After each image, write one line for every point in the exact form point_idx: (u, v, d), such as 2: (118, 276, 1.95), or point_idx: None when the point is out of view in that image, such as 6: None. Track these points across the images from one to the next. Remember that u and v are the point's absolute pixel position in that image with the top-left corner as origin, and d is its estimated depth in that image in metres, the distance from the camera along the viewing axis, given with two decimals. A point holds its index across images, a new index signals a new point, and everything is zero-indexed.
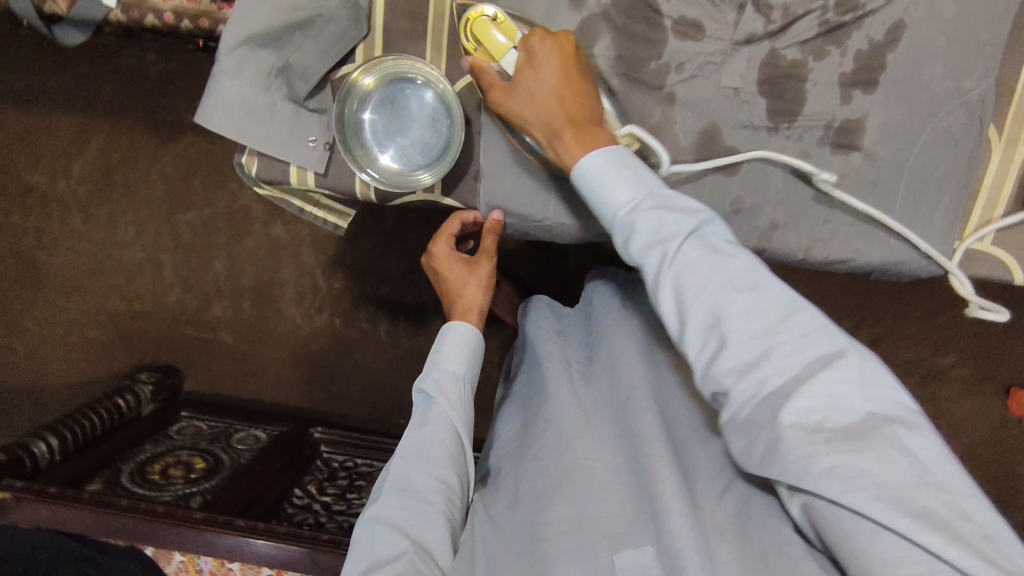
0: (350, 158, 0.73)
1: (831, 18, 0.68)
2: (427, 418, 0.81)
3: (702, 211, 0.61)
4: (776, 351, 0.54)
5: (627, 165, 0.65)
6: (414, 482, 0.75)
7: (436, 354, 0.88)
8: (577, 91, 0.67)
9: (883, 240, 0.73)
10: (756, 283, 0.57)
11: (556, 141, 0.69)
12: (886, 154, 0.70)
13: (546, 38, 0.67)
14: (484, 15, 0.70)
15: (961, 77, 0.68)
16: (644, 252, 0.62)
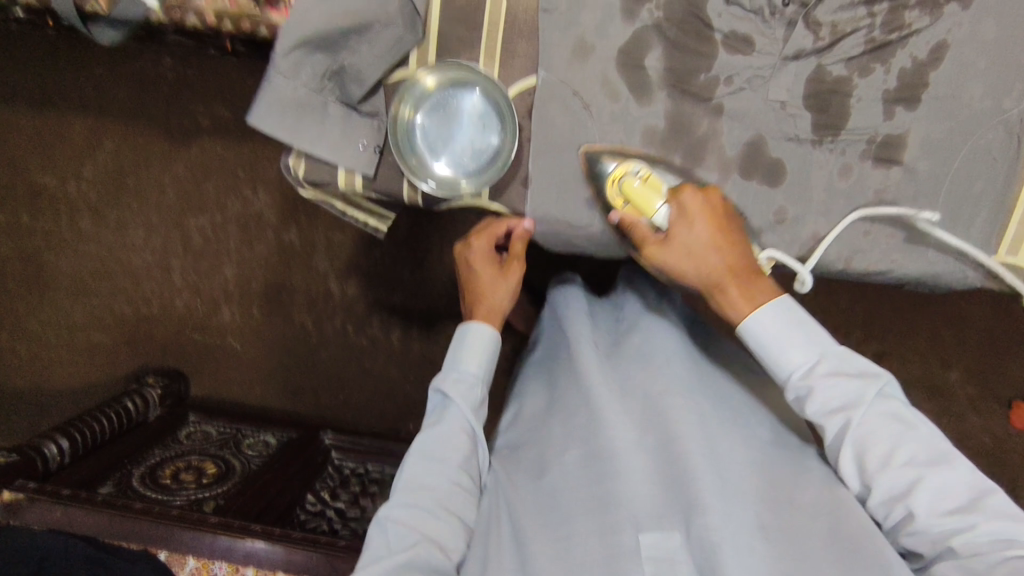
0: (406, 166, 0.75)
1: (877, 36, 0.70)
2: (444, 418, 0.82)
3: (882, 377, 0.67)
4: (970, 523, 0.60)
5: (800, 326, 0.70)
6: (428, 482, 0.77)
7: (454, 355, 0.88)
8: (733, 249, 0.72)
9: (921, 252, 0.75)
10: (937, 456, 0.63)
11: (718, 294, 0.73)
12: (926, 170, 0.73)
13: (696, 195, 0.72)
14: (630, 174, 0.73)
15: (1000, 96, 0.70)
16: (825, 418, 0.68)
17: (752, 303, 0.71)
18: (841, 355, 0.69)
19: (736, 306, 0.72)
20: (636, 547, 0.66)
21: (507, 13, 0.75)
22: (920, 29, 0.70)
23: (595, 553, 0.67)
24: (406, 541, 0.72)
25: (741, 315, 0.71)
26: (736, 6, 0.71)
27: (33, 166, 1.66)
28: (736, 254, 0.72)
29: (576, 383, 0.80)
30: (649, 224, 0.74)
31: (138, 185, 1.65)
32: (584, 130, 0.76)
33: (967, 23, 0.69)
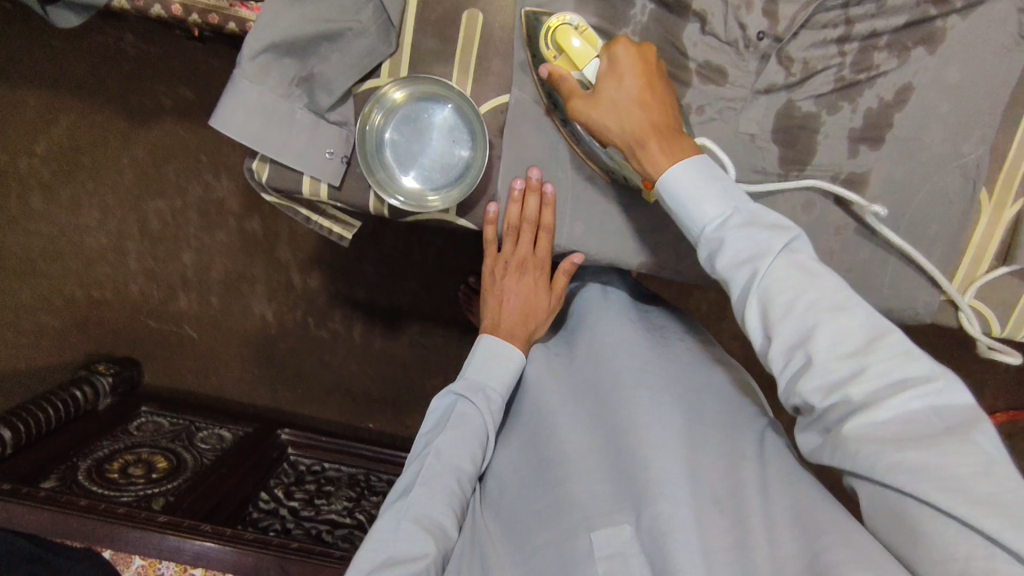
0: (374, 179, 0.73)
1: (847, 75, 0.71)
2: (466, 428, 0.75)
3: (792, 229, 0.61)
4: (867, 368, 0.56)
5: (716, 179, 0.64)
6: (443, 484, 0.72)
7: (478, 362, 0.80)
8: (659, 101, 0.67)
9: (877, 289, 0.76)
10: (841, 304, 0.58)
11: (639, 150, 0.67)
12: (886, 208, 0.74)
13: (629, 49, 0.67)
14: (566, 23, 0.69)
15: (959, 141, 0.72)
16: (732, 270, 0.62)
17: (671, 158, 0.65)
18: (752, 208, 0.63)
19: (654, 160, 0.66)
20: (589, 547, 0.69)
21: (483, 30, 0.74)
22: (887, 71, 0.71)
23: (552, 557, 0.70)
24: (416, 550, 0.67)
25: (661, 170, 0.66)
26: (712, 37, 0.72)
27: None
28: (661, 109, 0.67)
29: (535, 390, 0.84)
30: (578, 78, 0.70)
31: (92, 163, 1.58)
32: (555, 150, 0.75)
33: (932, 67, 0.71)
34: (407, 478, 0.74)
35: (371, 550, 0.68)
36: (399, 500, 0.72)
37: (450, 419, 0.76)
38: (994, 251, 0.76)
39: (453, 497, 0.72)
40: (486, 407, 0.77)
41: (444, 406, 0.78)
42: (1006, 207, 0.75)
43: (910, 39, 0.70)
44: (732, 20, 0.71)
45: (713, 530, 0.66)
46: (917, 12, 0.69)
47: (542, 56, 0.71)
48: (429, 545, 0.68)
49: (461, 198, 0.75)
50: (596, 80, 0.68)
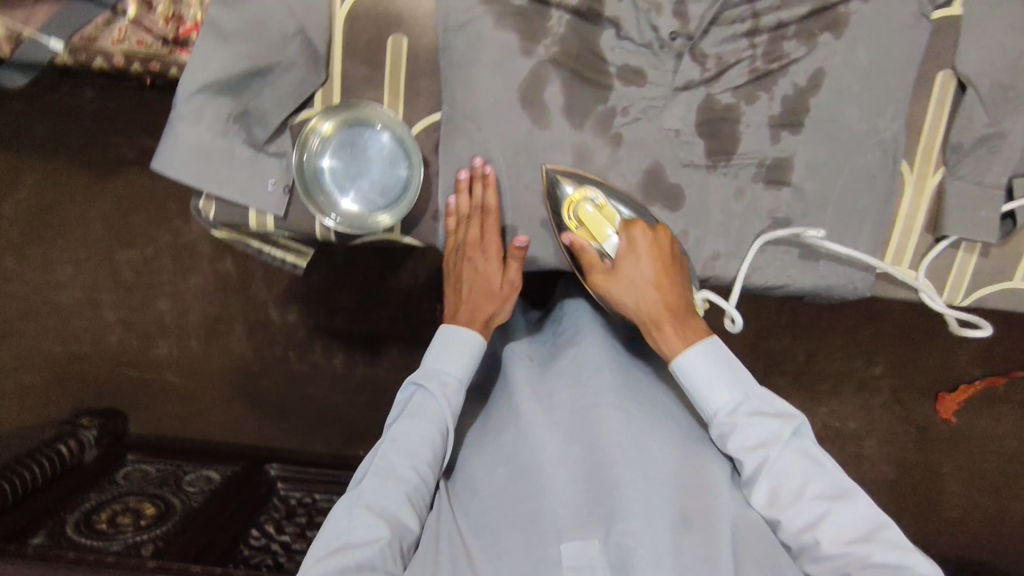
0: (311, 203, 0.76)
1: (760, 66, 0.74)
2: (420, 414, 0.74)
3: (798, 417, 0.70)
4: (868, 556, 0.64)
5: (727, 365, 0.71)
6: (399, 471, 0.71)
7: (436, 350, 0.78)
8: (674, 287, 0.73)
9: (814, 267, 0.79)
10: (842, 493, 0.67)
11: (655, 330, 0.73)
12: (812, 189, 0.77)
13: (648, 232, 0.74)
14: (588, 198, 0.75)
15: (875, 119, 0.75)
16: (743, 453, 0.69)
17: (682, 337, 0.72)
18: (762, 395, 0.71)
19: (668, 338, 0.73)
20: (558, 556, 0.68)
21: (409, 53, 0.77)
22: (798, 58, 0.74)
23: (520, 561, 0.69)
24: (364, 536, 0.66)
25: (674, 349, 0.72)
26: (627, 40, 0.75)
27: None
28: (677, 294, 0.73)
29: (510, 398, 0.81)
30: (597, 249, 0.76)
31: (58, 218, 1.56)
32: (490, 163, 0.78)
33: (841, 51, 0.73)
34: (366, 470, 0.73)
35: (324, 536, 0.68)
36: (354, 486, 0.71)
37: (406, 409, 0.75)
38: (921, 220, 0.78)
39: (408, 483, 0.71)
40: (441, 392, 0.76)
41: (403, 397, 0.77)
42: (928, 177, 0.77)
43: (816, 26, 0.73)
44: (644, 23, 0.74)
45: (677, 540, 0.68)
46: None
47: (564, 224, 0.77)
48: (378, 527, 0.67)
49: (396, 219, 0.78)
50: (615, 257, 0.75)
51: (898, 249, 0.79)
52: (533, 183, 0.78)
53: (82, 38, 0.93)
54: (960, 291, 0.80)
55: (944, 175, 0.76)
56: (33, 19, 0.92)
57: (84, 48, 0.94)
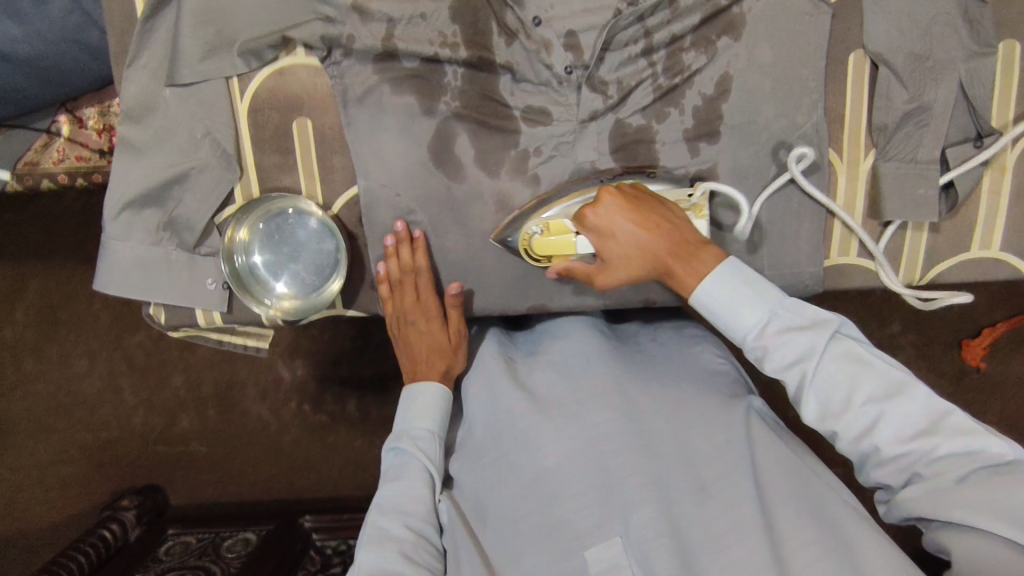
0: (246, 296, 0.77)
1: (662, 83, 0.72)
2: (398, 475, 0.69)
3: (833, 320, 0.58)
4: (941, 448, 0.53)
5: (744, 283, 0.61)
6: (388, 530, 0.65)
7: (402, 413, 0.74)
8: (665, 226, 0.64)
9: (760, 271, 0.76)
10: (897, 385, 0.56)
11: (668, 278, 0.65)
12: (743, 195, 0.74)
13: (598, 208, 0.65)
14: (533, 234, 0.71)
15: (791, 114, 0.72)
16: (781, 372, 0.60)
17: (693, 271, 0.63)
18: (789, 304, 0.60)
19: (682, 272, 0.63)
20: (582, 564, 0.58)
21: (316, 134, 0.78)
22: (700, 69, 0.72)
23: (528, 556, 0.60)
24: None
25: (689, 287, 0.63)
26: (525, 83, 0.74)
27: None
28: (670, 227, 0.64)
29: (486, 386, 0.73)
30: (582, 256, 0.69)
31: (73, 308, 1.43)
32: (414, 225, 0.78)
33: (743, 52, 0.71)
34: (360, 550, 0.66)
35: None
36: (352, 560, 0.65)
37: (385, 476, 0.70)
38: (862, 203, 0.75)
39: (404, 542, 0.65)
40: (416, 448, 0.71)
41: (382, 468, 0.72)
42: (859, 162, 0.74)
43: (713, 33, 0.71)
44: (537, 64, 0.73)
45: (693, 516, 0.58)
46: (708, 7, 0.70)
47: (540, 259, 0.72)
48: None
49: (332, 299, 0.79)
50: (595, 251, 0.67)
51: (843, 237, 0.76)
52: (460, 238, 0.78)
53: (25, 164, 0.96)
54: (917, 269, 0.77)
55: (876, 157, 0.73)
56: None
57: (29, 173, 0.97)
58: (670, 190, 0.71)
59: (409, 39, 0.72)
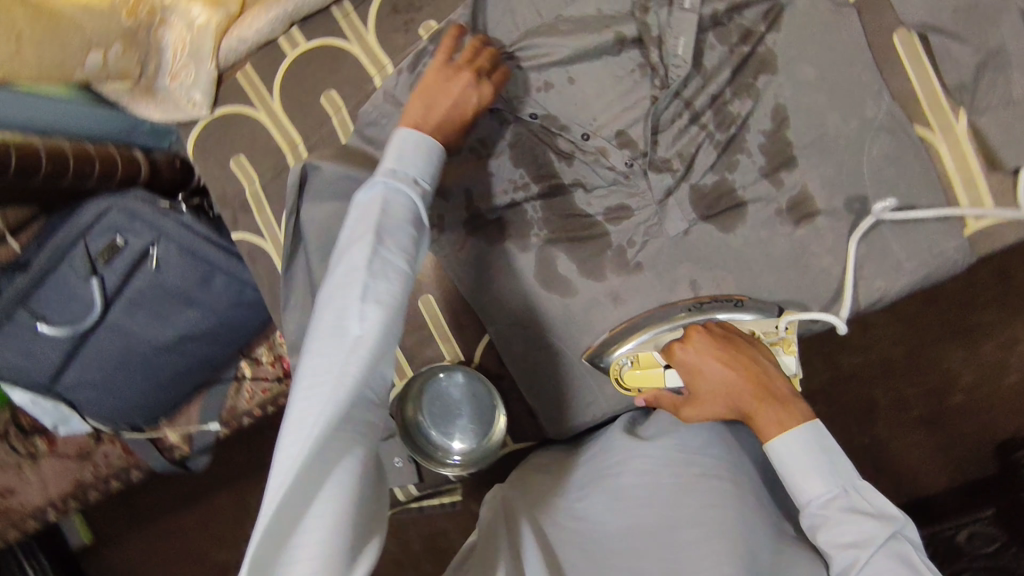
0: (433, 462, 0.85)
1: (720, 138, 0.75)
2: (400, 212, 0.59)
3: (899, 518, 0.58)
4: None
5: (826, 451, 0.62)
6: (389, 286, 0.53)
7: (394, 152, 0.64)
8: (750, 368, 0.66)
9: (897, 263, 0.73)
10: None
11: (751, 421, 0.65)
12: (845, 202, 0.73)
13: (686, 347, 0.68)
14: (621, 365, 0.74)
15: (858, 112, 0.72)
16: (834, 549, 0.59)
17: (778, 420, 0.63)
18: (860, 488, 0.61)
19: (766, 416, 0.64)
20: None
21: (439, 305, 0.88)
22: (749, 111, 0.74)
23: None
24: (367, 402, 0.49)
25: (768, 434, 0.63)
26: (597, 189, 0.81)
27: (202, 549, 1.40)
28: (759, 374, 0.66)
29: (608, 465, 0.72)
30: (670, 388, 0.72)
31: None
32: (549, 348, 0.83)
33: (784, 80, 0.73)
34: (341, 274, 0.54)
35: (308, 377, 0.48)
36: (325, 298, 0.53)
37: (380, 205, 0.58)
38: (976, 163, 0.70)
39: (405, 277, 0.55)
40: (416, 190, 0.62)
41: (361, 197, 0.60)
42: (953, 126, 0.71)
43: (749, 77, 0.74)
44: (601, 169, 0.80)
45: None
46: (734, 58, 0.74)
47: (630, 391, 0.74)
48: (382, 324, 0.50)
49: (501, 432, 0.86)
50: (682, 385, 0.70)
51: (971, 191, 0.70)
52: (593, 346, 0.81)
53: (228, 410, 1.11)
54: None
55: (969, 114, 0.70)
56: (192, 416, 1.13)
57: (233, 416, 1.12)
58: (760, 323, 0.73)
59: (488, 200, 0.83)
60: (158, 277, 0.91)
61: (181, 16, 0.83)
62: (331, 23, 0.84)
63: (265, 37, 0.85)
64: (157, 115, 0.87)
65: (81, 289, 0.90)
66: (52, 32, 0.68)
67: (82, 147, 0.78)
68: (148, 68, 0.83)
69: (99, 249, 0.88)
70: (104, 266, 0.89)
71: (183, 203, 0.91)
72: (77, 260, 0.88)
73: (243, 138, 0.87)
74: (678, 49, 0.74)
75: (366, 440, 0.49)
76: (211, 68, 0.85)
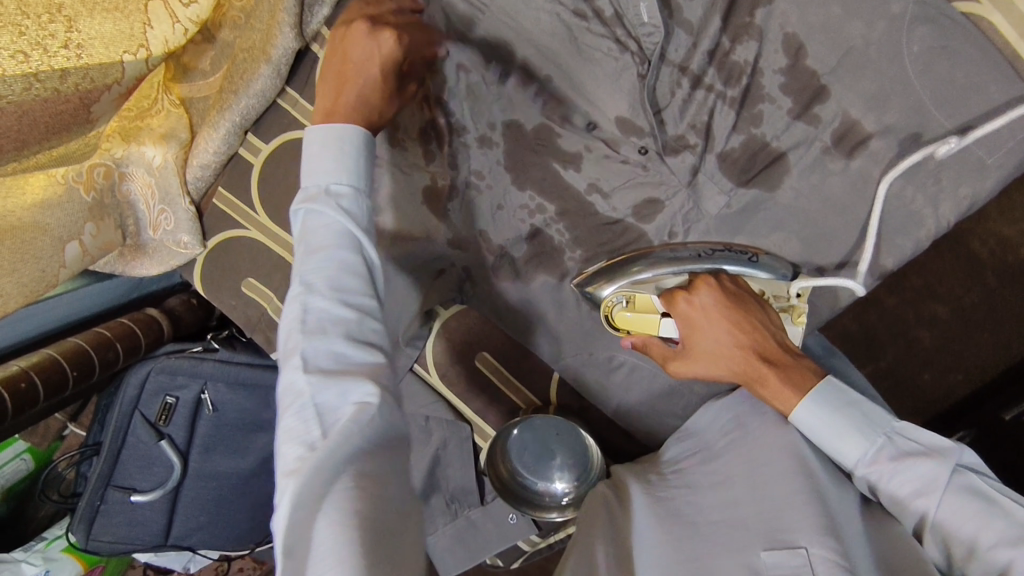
0: (539, 512, 0.78)
1: (733, 95, 0.66)
2: (323, 241, 0.56)
3: (952, 447, 0.54)
4: None
5: (853, 405, 0.58)
6: (330, 335, 0.52)
7: (309, 166, 0.59)
8: (757, 327, 0.62)
9: (981, 161, 0.62)
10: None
11: (757, 386, 0.62)
12: (898, 116, 0.63)
13: (688, 296, 0.64)
14: (617, 305, 0.69)
15: (884, 11, 0.60)
16: (900, 503, 0.55)
17: (791, 386, 0.60)
18: (900, 431, 0.57)
19: (771, 378, 0.60)
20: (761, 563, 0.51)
21: (497, 357, 0.83)
22: (756, 54, 0.64)
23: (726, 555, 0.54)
24: (355, 463, 0.47)
25: (788, 404, 0.59)
26: (619, 188, 0.73)
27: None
28: (769, 339, 0.62)
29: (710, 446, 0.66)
30: (663, 336, 0.67)
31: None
32: (623, 365, 0.77)
33: (785, 6, 0.62)
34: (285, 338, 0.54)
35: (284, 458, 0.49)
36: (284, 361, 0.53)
37: (305, 241, 0.56)
38: None
39: (350, 322, 0.54)
40: (349, 209, 0.58)
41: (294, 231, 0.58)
42: None
43: (744, 15, 0.64)
44: (618, 163, 0.72)
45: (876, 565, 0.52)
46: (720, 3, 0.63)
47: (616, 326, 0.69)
48: (343, 386, 0.50)
49: (599, 460, 0.79)
50: (679, 336, 0.65)
51: None
52: None
53: None
54: None
55: None
56: None
57: None
58: (773, 284, 0.68)
59: (507, 233, 0.77)
60: (219, 417, 0.90)
61: (138, 163, 0.75)
62: (285, 116, 0.78)
63: (226, 155, 0.79)
64: (155, 268, 0.83)
65: (154, 452, 0.90)
66: (24, 249, 0.64)
67: (97, 335, 0.76)
68: (129, 227, 0.79)
69: (157, 413, 0.86)
70: (167, 426, 0.88)
71: (213, 340, 0.88)
72: (139, 430, 0.87)
73: (245, 261, 0.83)
74: (642, 17, 0.63)
75: (374, 486, 0.48)
76: (187, 204, 0.80)
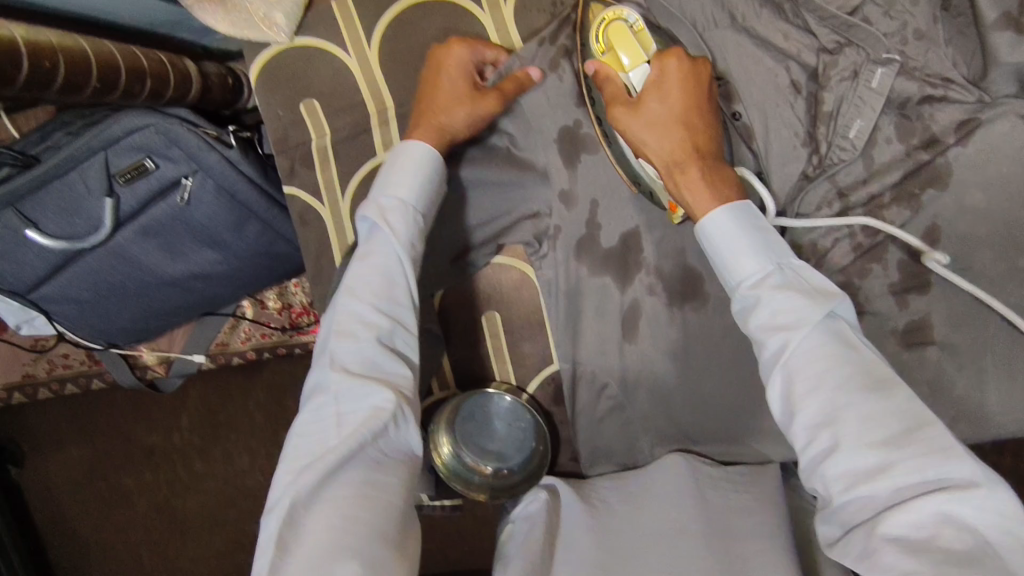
0: (469, 487, 0.78)
1: (863, 241, 0.69)
2: (373, 251, 0.59)
3: (833, 295, 0.53)
4: (896, 464, 0.47)
5: (754, 231, 0.56)
6: (357, 337, 0.56)
7: (382, 176, 0.63)
8: (708, 122, 0.61)
9: (990, 417, 0.68)
10: (901, 430, 0.48)
11: (676, 172, 0.60)
12: (962, 343, 0.68)
13: (682, 62, 0.61)
14: (622, 17, 0.65)
15: (1014, 257, 0.65)
16: (765, 334, 0.54)
17: (716, 197, 0.58)
18: (791, 267, 0.56)
19: (693, 180, 0.59)
20: None
21: (505, 323, 0.81)
22: (903, 222, 0.67)
23: None
24: (355, 465, 0.53)
25: (703, 208, 0.59)
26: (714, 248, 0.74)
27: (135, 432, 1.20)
28: (704, 132, 0.61)
29: (630, 508, 0.66)
30: (624, 81, 0.64)
31: (227, 425, 1.17)
32: (609, 396, 0.77)
33: (951, 201, 0.65)
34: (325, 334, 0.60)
35: (294, 448, 0.55)
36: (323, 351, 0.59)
37: (361, 248, 0.61)
38: None
39: (381, 329, 0.57)
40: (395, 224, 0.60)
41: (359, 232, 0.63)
42: None
43: (915, 186, 0.66)
44: None
45: None
46: (909, 163, 0.66)
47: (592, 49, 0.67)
48: (364, 393, 0.54)
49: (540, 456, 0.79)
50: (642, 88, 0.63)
51: None
52: (660, 412, 0.75)
53: (217, 345, 1.03)
54: None
55: None
56: (176, 342, 1.04)
57: (221, 351, 1.04)
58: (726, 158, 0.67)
59: (588, 226, 0.73)
60: (185, 211, 0.78)
61: None
62: None
63: None
64: (223, 26, 0.68)
65: (88, 203, 0.75)
66: None
67: (133, 57, 0.63)
68: None
69: (123, 169, 0.73)
70: (123, 186, 0.74)
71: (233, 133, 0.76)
72: (91, 171, 0.73)
73: (325, 79, 0.74)
74: (849, 131, 0.65)
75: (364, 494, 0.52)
76: None
